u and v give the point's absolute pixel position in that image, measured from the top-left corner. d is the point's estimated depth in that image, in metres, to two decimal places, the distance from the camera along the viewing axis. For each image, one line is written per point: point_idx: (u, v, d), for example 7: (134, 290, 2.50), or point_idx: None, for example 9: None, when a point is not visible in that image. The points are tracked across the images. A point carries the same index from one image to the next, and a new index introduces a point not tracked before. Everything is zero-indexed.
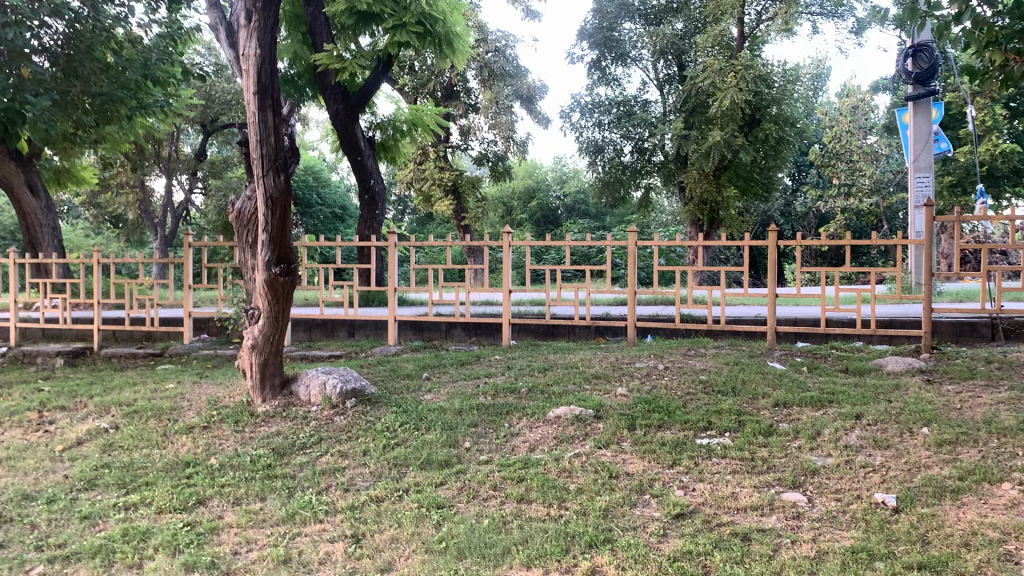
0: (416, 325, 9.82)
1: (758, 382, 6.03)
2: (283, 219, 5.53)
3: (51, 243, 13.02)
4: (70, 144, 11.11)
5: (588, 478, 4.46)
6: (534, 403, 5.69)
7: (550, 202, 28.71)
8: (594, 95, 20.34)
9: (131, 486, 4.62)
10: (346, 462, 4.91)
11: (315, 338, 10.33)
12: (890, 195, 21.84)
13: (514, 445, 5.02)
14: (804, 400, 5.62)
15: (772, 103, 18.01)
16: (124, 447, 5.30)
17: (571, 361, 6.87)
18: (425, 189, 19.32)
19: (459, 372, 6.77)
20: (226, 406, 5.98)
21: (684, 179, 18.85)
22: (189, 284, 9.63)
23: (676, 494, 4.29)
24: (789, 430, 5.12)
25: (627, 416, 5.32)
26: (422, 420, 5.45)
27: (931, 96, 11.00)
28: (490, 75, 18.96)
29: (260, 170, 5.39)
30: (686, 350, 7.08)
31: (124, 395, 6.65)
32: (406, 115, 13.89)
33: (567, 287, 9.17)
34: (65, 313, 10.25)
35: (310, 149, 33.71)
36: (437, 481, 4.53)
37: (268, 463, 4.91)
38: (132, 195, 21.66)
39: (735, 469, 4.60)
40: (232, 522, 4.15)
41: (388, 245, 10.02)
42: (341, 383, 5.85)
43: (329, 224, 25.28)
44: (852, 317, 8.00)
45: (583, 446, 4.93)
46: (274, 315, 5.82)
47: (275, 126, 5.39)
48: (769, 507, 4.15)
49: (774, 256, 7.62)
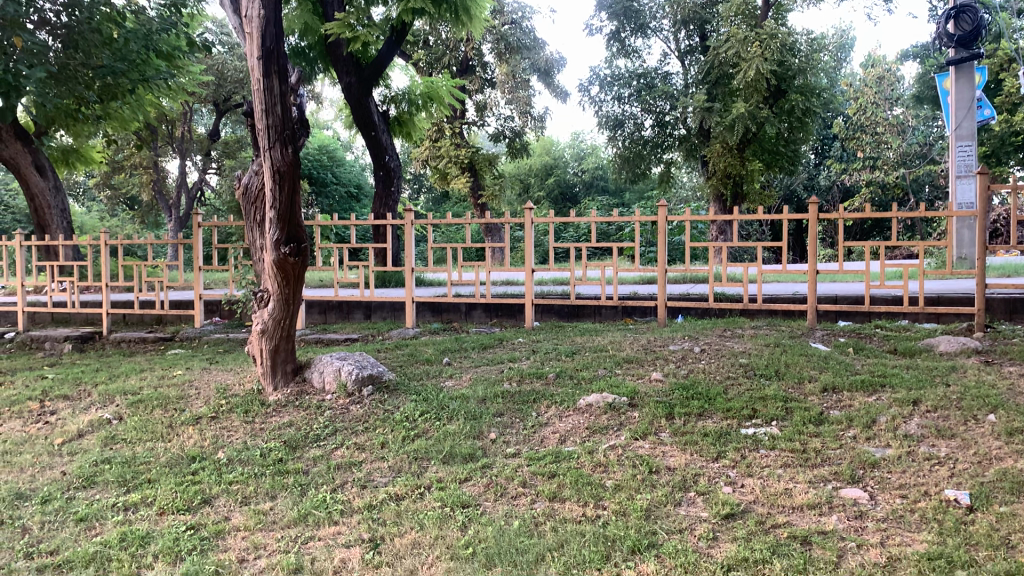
0: (434, 306, 9.46)
1: (803, 366, 5.62)
2: (292, 195, 5.15)
3: (60, 225, 12.74)
4: (74, 122, 10.77)
5: (627, 474, 4.08)
6: (563, 390, 5.32)
7: (568, 178, 28.21)
8: (614, 68, 19.78)
9: (131, 485, 4.29)
10: (363, 455, 4.55)
11: (330, 320, 10.00)
12: (917, 168, 21.25)
13: (544, 436, 4.65)
14: (855, 384, 5.22)
15: (798, 73, 17.46)
16: (127, 440, 4.97)
17: (599, 344, 6.47)
18: (441, 166, 18.90)
19: (481, 357, 6.39)
20: (236, 394, 5.64)
21: (707, 153, 18.33)
22: (199, 267, 9.30)
23: (725, 492, 3.90)
24: (840, 418, 4.71)
25: (665, 404, 4.94)
26: (443, 408, 5.09)
27: (974, 60, 10.42)
28: (507, 48, 18.44)
29: (266, 143, 5.00)
30: (721, 331, 6.67)
31: (130, 383, 6.33)
32: (420, 88, 13.43)
33: (592, 266, 8.75)
34: (73, 296, 9.98)
35: (323, 127, 33.30)
36: (461, 478, 4.16)
37: (279, 457, 4.56)
38: (146, 176, 21.37)
39: (786, 462, 4.21)
40: (241, 524, 3.81)
41: (405, 223, 9.58)
42: (357, 369, 5.49)
43: (344, 202, 24.93)
44: (898, 294, 7.55)
45: (618, 437, 4.55)
46: (284, 297, 5.46)
47: (282, 95, 4.99)
48: (829, 506, 3.76)
49: (814, 230, 7.14)
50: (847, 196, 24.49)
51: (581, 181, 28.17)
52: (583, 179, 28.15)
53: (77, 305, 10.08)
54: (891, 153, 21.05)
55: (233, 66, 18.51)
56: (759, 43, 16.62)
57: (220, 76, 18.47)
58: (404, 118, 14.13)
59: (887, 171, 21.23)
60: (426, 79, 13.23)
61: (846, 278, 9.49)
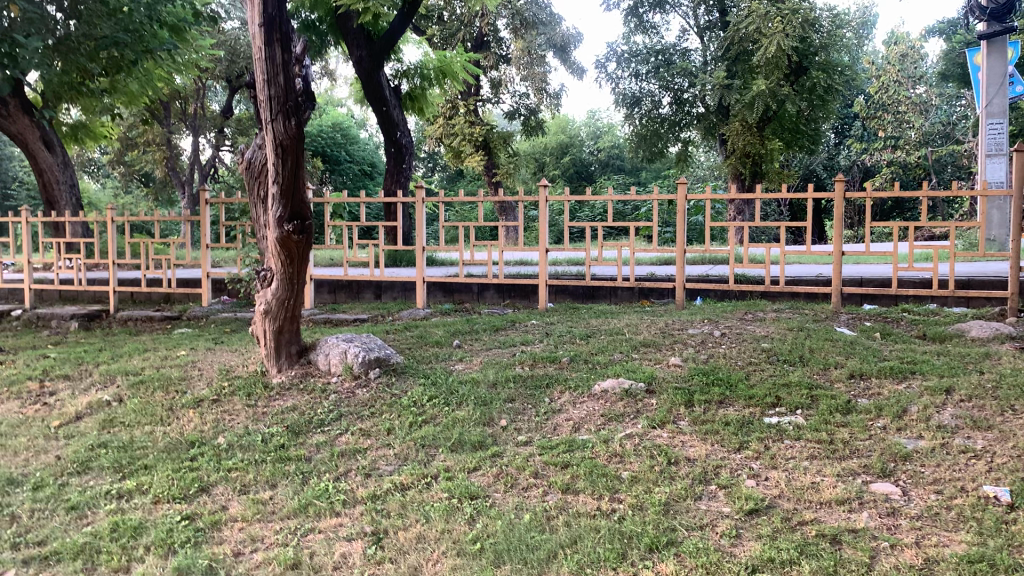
0: (446, 286, 9.27)
1: (828, 352, 5.38)
2: (296, 169, 4.95)
3: (69, 201, 12.60)
4: (80, 96, 10.59)
5: (643, 465, 3.87)
6: (578, 374, 5.11)
7: (583, 157, 27.88)
8: (631, 44, 19.38)
9: (127, 471, 4.12)
10: (369, 442, 4.36)
11: (340, 300, 9.82)
12: (939, 147, 20.83)
13: (557, 424, 4.44)
14: (883, 370, 4.99)
15: (820, 49, 17.10)
16: (125, 423, 4.81)
17: (615, 327, 6.24)
18: (455, 144, 18.61)
19: (493, 339, 6.19)
20: (239, 376, 5.47)
21: (726, 131, 17.97)
22: (207, 245, 9.13)
23: (748, 485, 3.69)
24: (869, 407, 4.48)
25: (684, 391, 4.71)
26: (453, 393, 4.89)
27: (1007, 34, 9.96)
28: (523, 23, 18.09)
29: (268, 114, 4.79)
30: (742, 314, 6.43)
31: (132, 363, 6.18)
32: (434, 63, 13.18)
33: (608, 246, 8.49)
34: (80, 274, 9.84)
35: (337, 105, 33.03)
36: (470, 467, 3.96)
37: (281, 443, 4.39)
38: (158, 152, 21.22)
39: (812, 453, 3.99)
40: (238, 514, 3.64)
41: (416, 201, 9.34)
42: (364, 351, 5.30)
43: (358, 180, 24.74)
44: (926, 277, 7.27)
45: (635, 426, 4.34)
46: (288, 277, 5.27)
47: (284, 64, 4.76)
48: (858, 501, 3.54)
49: (840, 209, 6.84)
50: (867, 177, 24.08)
51: (597, 160, 27.85)
52: (598, 158, 27.84)
53: (84, 283, 9.94)
54: (913, 133, 20.75)
55: (245, 42, 18.26)
56: (781, 18, 16.29)
57: (232, 53, 18.24)
58: (416, 93, 13.88)
59: (909, 151, 20.83)
60: (440, 54, 12.95)
61: (871, 260, 9.20)
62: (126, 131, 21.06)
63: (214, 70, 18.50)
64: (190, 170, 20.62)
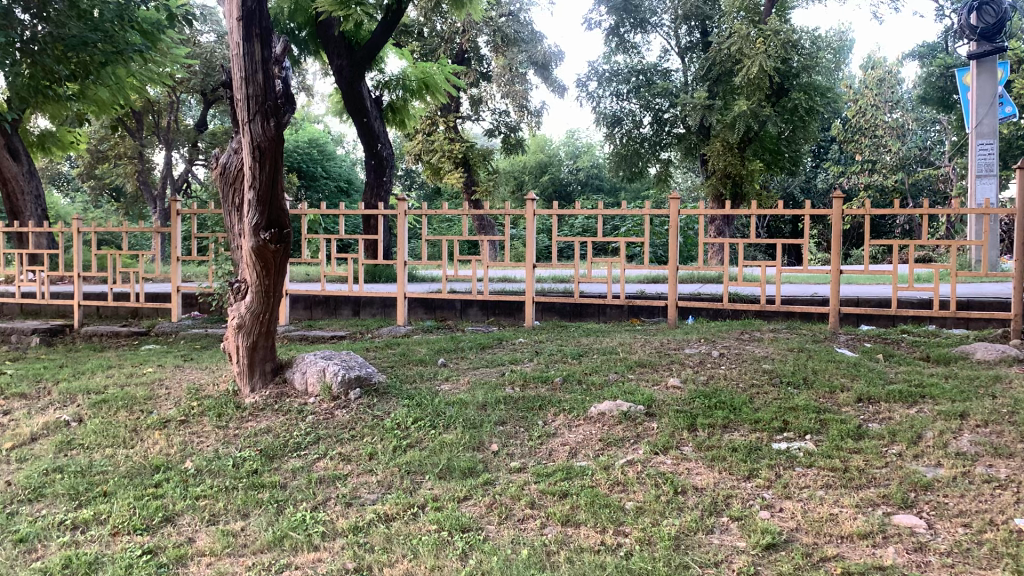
0: (427, 303, 8.98)
1: (832, 373, 5.15)
2: (273, 175, 4.64)
3: (34, 212, 12.16)
4: (46, 102, 10.21)
5: (649, 495, 3.58)
6: (571, 396, 4.81)
7: (563, 177, 27.73)
8: (613, 63, 19.28)
9: (84, 499, 3.76)
10: (349, 467, 4.04)
11: (316, 317, 9.48)
12: (916, 172, 20.91)
13: (552, 448, 4.14)
14: (892, 394, 4.75)
15: (801, 71, 17.08)
16: (84, 446, 4.44)
17: (608, 346, 5.98)
18: (433, 161, 18.32)
19: (480, 358, 5.89)
20: (209, 396, 5.11)
21: (707, 151, 17.85)
22: (177, 258, 8.77)
23: (762, 517, 3.41)
24: (881, 432, 4.23)
25: (686, 414, 4.45)
26: (439, 415, 4.57)
27: (997, 54, 10.54)
28: (504, 40, 17.89)
29: (245, 114, 4.48)
30: (738, 334, 6.19)
31: (94, 380, 5.79)
32: (415, 76, 12.96)
33: (597, 263, 8.22)
34: (44, 287, 9.41)
35: (314, 121, 32.70)
36: (460, 496, 3.65)
37: (253, 468, 4.05)
38: (130, 166, 20.73)
39: (827, 483, 3.73)
40: (206, 548, 3.30)
41: (398, 214, 9.02)
42: (344, 370, 4.96)
43: (334, 196, 24.39)
44: (925, 297, 7.08)
45: (635, 451, 4.06)
46: (263, 289, 4.95)
47: (264, 61, 4.48)
48: (883, 535, 3.27)
49: (839, 226, 6.63)
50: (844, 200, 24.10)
51: (576, 179, 27.70)
52: (578, 177, 27.70)
53: (48, 296, 9.51)
54: (890, 158, 20.75)
55: (221, 55, 17.91)
56: (763, 40, 16.26)
57: (208, 66, 17.89)
58: (397, 105, 13.63)
59: (885, 175, 20.87)
60: (421, 66, 12.70)
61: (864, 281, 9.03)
62: (97, 143, 20.64)
63: (188, 82, 18.13)
64: (163, 183, 20.15)
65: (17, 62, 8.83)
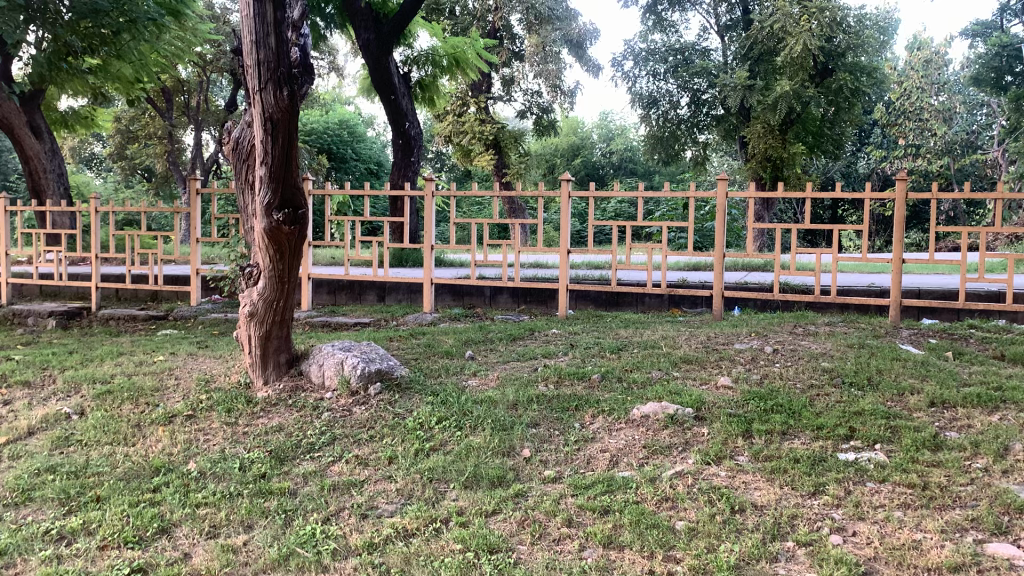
0: (455, 289, 8.59)
1: (899, 373, 4.68)
2: (287, 150, 4.26)
3: (57, 190, 11.94)
4: (65, 77, 9.96)
5: (703, 514, 3.15)
6: (611, 395, 4.39)
7: (595, 160, 27.24)
8: (649, 42, 18.56)
9: (74, 505, 3.41)
10: (366, 473, 3.66)
11: (341, 302, 9.13)
12: (962, 156, 20.14)
13: (590, 456, 3.72)
14: (968, 398, 4.27)
15: (847, 50, 16.41)
16: (83, 442, 4.10)
17: (649, 339, 5.54)
18: (464, 143, 17.86)
19: (511, 350, 5.48)
20: (219, 388, 4.76)
21: (746, 134, 17.16)
22: (196, 239, 8.44)
23: (834, 543, 2.97)
24: (961, 442, 3.76)
25: (739, 418, 4.00)
26: (466, 415, 4.16)
27: None
28: (538, 18, 17.13)
29: (257, 82, 4.10)
30: (791, 328, 5.72)
31: (102, 369, 5.46)
32: (446, 53, 12.57)
33: (637, 249, 7.73)
34: (62, 268, 9.15)
35: (344, 103, 32.48)
36: (487, 510, 3.24)
37: (261, 472, 3.68)
38: (160, 146, 20.51)
39: (905, 502, 3.27)
40: (202, 566, 2.93)
41: (426, 195, 8.59)
42: (364, 363, 4.57)
43: (364, 178, 24.12)
44: (995, 289, 6.52)
45: (684, 461, 3.63)
46: (277, 275, 4.59)
47: (277, 24, 4.09)
48: (977, 569, 2.79)
49: (902, 211, 6.09)
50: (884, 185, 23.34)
51: (609, 162, 27.19)
52: (611, 161, 27.19)
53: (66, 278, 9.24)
54: (935, 142, 19.97)
55: None
56: (808, 17, 15.58)
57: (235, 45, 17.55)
58: (426, 81, 13.20)
59: (930, 160, 20.11)
60: (453, 42, 12.30)
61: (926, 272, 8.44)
62: (127, 123, 20.40)
63: (217, 61, 17.83)
64: (191, 165, 19.92)
65: (23, 26, 8.59)
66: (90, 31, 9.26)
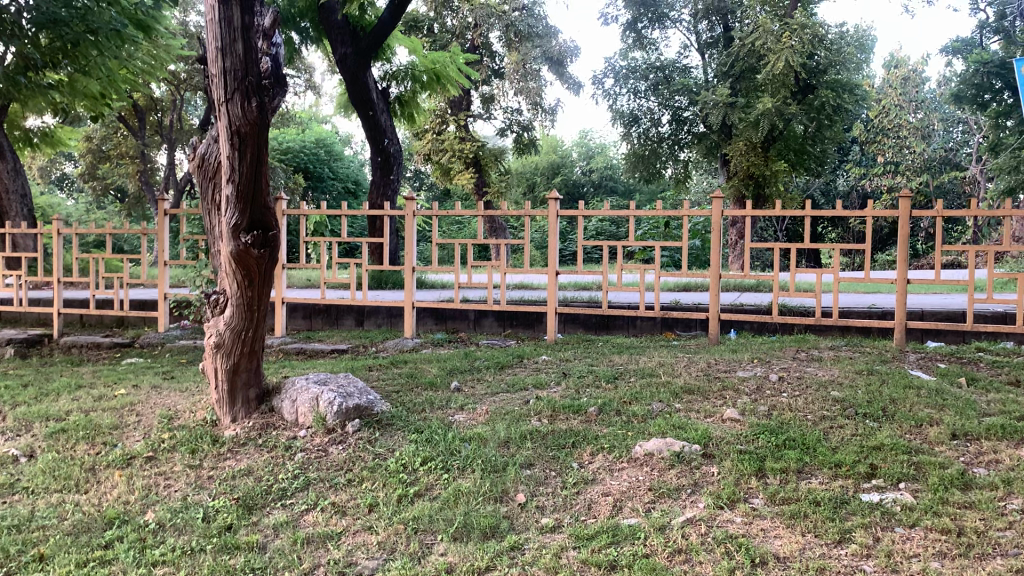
0: (438, 313, 8.26)
1: (914, 403, 4.38)
2: (255, 166, 3.92)
3: (20, 212, 11.59)
4: (28, 94, 9.59)
5: (721, 568, 2.82)
6: (610, 430, 4.07)
7: (575, 178, 27.03)
8: (629, 60, 18.43)
9: (12, 566, 3.02)
10: (345, 522, 3.31)
11: (317, 327, 8.76)
12: (940, 173, 20.10)
13: (591, 500, 3.39)
14: (991, 430, 3.98)
15: (828, 67, 16.27)
16: (29, 489, 3.71)
17: (646, 367, 5.24)
18: (443, 161, 17.56)
19: (499, 380, 5.14)
20: (183, 426, 4.38)
21: (728, 151, 16.97)
22: (164, 262, 8.02)
23: None
24: (993, 481, 3.46)
25: (751, 456, 3.70)
26: (454, 454, 3.82)
27: None
28: (517, 35, 16.96)
29: (222, 92, 3.78)
30: (793, 353, 5.44)
31: (58, 405, 5.05)
32: (426, 69, 12.31)
33: (628, 269, 7.39)
34: (22, 292, 8.70)
35: (321, 121, 32.16)
36: (479, 568, 2.88)
37: (226, 524, 3.30)
38: (132, 165, 20.03)
39: (943, 551, 2.94)
40: None
41: (406, 214, 8.24)
42: (342, 398, 4.22)
43: (341, 197, 23.75)
44: (1004, 311, 6.27)
45: (695, 505, 3.31)
46: (246, 302, 4.23)
47: (245, 29, 3.77)
48: None
49: (905, 227, 5.81)
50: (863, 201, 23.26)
51: (589, 180, 27.03)
52: (591, 179, 27.05)
53: (27, 303, 8.79)
54: (913, 160, 19.95)
55: None
56: (789, 34, 15.48)
57: None
58: (405, 97, 12.93)
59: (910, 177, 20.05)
60: (433, 57, 12.03)
61: (932, 292, 8.20)
62: (98, 143, 19.95)
63: (191, 79, 17.46)
64: (164, 184, 19.45)
65: None
66: (51, 45, 8.94)
